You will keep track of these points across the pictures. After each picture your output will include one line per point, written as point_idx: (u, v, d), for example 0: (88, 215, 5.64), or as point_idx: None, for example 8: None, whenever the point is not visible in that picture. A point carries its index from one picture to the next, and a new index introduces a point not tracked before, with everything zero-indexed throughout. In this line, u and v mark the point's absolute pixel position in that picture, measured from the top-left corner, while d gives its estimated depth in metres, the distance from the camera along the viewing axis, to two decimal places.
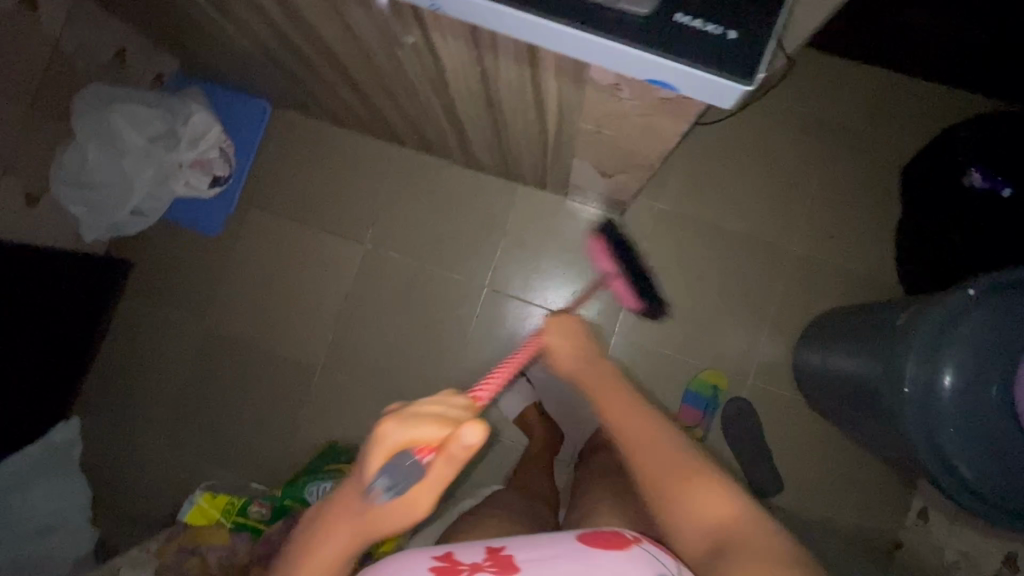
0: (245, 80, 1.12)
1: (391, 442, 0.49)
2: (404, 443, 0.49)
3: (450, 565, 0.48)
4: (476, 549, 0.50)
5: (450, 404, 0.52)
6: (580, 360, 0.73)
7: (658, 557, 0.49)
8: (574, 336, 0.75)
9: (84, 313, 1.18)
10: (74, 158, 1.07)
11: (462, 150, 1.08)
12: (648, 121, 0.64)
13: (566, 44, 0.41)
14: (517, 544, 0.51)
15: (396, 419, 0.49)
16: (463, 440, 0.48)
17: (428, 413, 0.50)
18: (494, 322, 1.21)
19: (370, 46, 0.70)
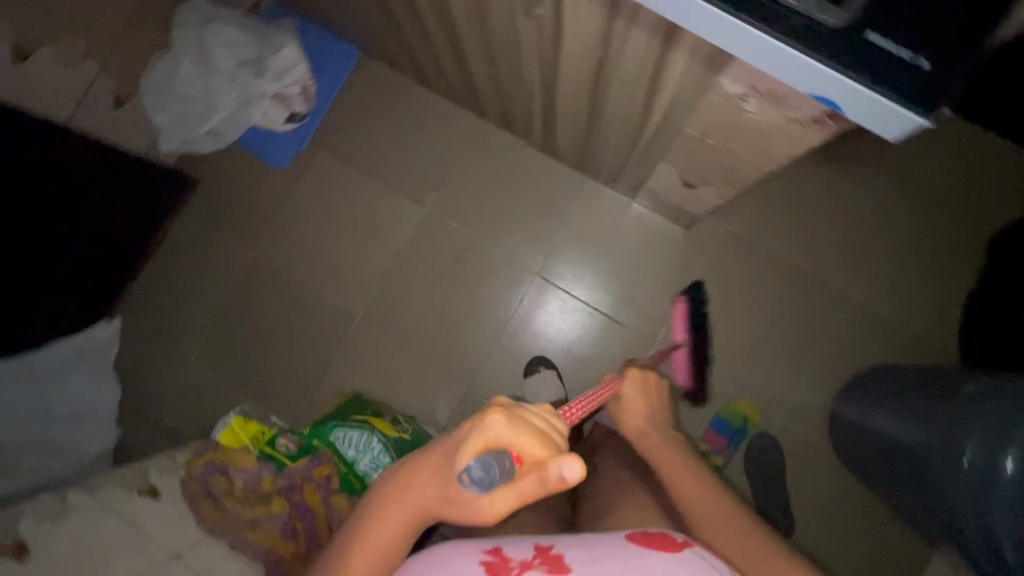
0: (342, 24, 1.13)
1: (497, 437, 0.50)
2: (504, 445, 0.50)
3: (500, 560, 0.49)
4: (524, 547, 0.52)
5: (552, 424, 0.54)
6: (648, 423, 0.76)
7: (703, 559, 0.50)
8: (649, 395, 0.79)
9: (144, 220, 1.20)
10: (162, 72, 1.09)
11: (543, 131, 1.06)
12: (765, 133, 0.62)
13: (737, 43, 0.39)
14: (565, 545, 0.52)
15: (502, 414, 0.51)
16: (563, 470, 0.48)
17: (535, 423, 0.52)
18: (526, 304, 1.21)
19: (491, 13, 0.69)
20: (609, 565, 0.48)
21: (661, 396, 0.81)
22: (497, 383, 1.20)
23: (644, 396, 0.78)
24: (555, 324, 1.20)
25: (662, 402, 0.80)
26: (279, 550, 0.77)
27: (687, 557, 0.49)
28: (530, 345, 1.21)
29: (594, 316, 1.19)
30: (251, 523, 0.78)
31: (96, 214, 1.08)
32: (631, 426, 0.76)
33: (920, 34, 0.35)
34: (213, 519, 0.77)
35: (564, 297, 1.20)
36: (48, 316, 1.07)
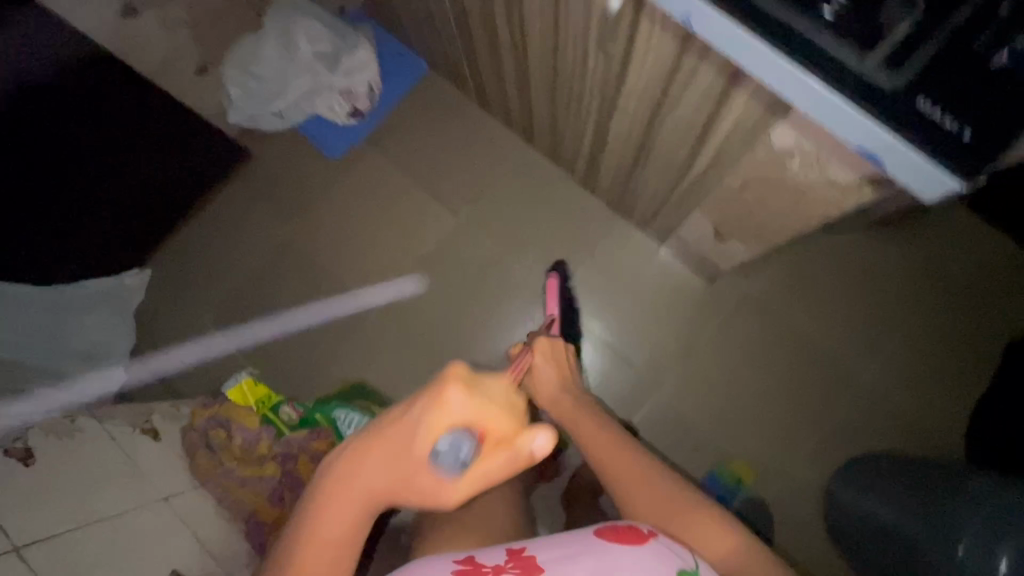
0: (418, 37, 1.21)
1: (465, 419, 0.56)
2: (474, 423, 0.56)
3: (472, 567, 0.50)
4: (497, 552, 0.53)
5: (516, 396, 0.60)
6: (561, 390, 0.80)
7: (670, 549, 0.51)
8: (560, 367, 0.83)
9: (194, 180, 1.23)
10: (246, 49, 1.16)
11: (587, 164, 1.11)
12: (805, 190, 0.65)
13: (801, 90, 0.43)
14: (538, 546, 0.52)
15: (473, 392, 0.57)
16: (532, 442, 0.57)
17: (500, 403, 0.58)
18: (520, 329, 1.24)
19: (564, 42, 0.75)
20: (580, 561, 0.48)
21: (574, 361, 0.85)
22: None
23: (554, 362, 0.82)
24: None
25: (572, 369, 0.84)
26: (262, 513, 0.78)
27: (653, 547, 0.50)
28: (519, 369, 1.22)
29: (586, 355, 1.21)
30: (242, 482, 0.79)
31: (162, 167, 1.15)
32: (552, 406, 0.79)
33: (971, 108, 0.38)
34: (205, 470, 0.79)
35: None
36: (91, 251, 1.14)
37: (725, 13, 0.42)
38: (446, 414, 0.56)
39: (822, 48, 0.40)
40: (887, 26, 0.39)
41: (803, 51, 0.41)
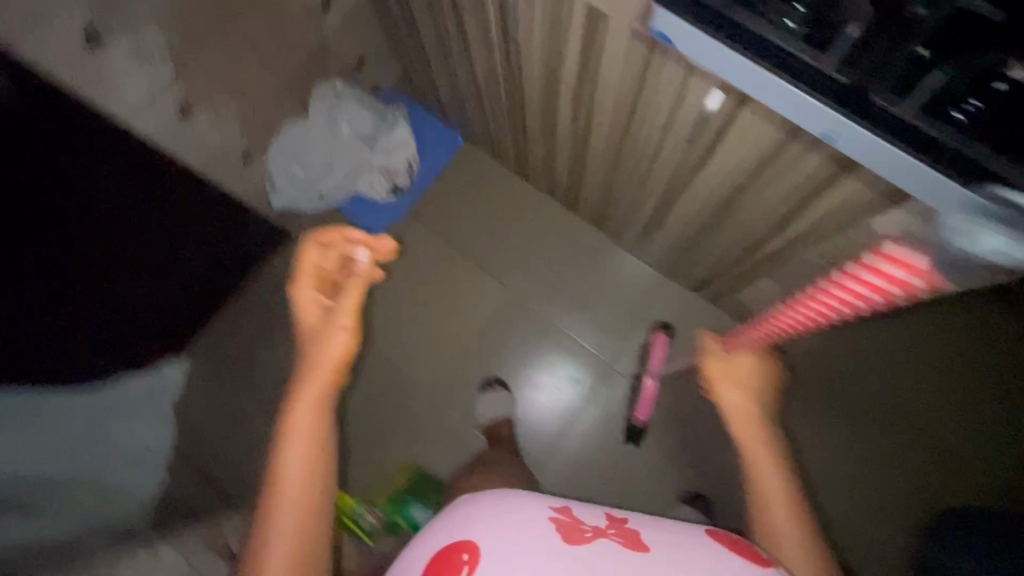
0: (460, 114, 1.23)
1: (308, 264, 0.80)
2: (310, 264, 0.80)
3: (572, 523, 0.52)
4: (597, 516, 0.55)
5: (328, 248, 0.82)
6: (746, 402, 0.69)
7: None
8: (753, 382, 0.71)
9: (237, 265, 1.24)
10: (290, 139, 1.17)
11: (638, 233, 1.12)
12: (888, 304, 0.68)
13: (938, 194, 0.46)
14: (641, 524, 0.54)
15: (313, 243, 0.81)
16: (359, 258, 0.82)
17: (327, 252, 0.82)
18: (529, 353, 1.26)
19: (641, 128, 0.77)
20: (693, 556, 0.50)
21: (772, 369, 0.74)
22: (562, 472, 1.21)
23: (750, 377, 0.71)
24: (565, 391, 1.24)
25: (765, 389, 0.71)
26: None
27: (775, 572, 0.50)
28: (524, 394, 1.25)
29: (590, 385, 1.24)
30: None
31: (206, 249, 1.13)
32: (736, 416, 0.67)
33: None
34: None
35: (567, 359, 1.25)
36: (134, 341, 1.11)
37: (881, 136, 0.44)
38: (302, 305, 0.78)
39: (983, 165, 0.42)
40: None
41: (961, 168, 0.43)
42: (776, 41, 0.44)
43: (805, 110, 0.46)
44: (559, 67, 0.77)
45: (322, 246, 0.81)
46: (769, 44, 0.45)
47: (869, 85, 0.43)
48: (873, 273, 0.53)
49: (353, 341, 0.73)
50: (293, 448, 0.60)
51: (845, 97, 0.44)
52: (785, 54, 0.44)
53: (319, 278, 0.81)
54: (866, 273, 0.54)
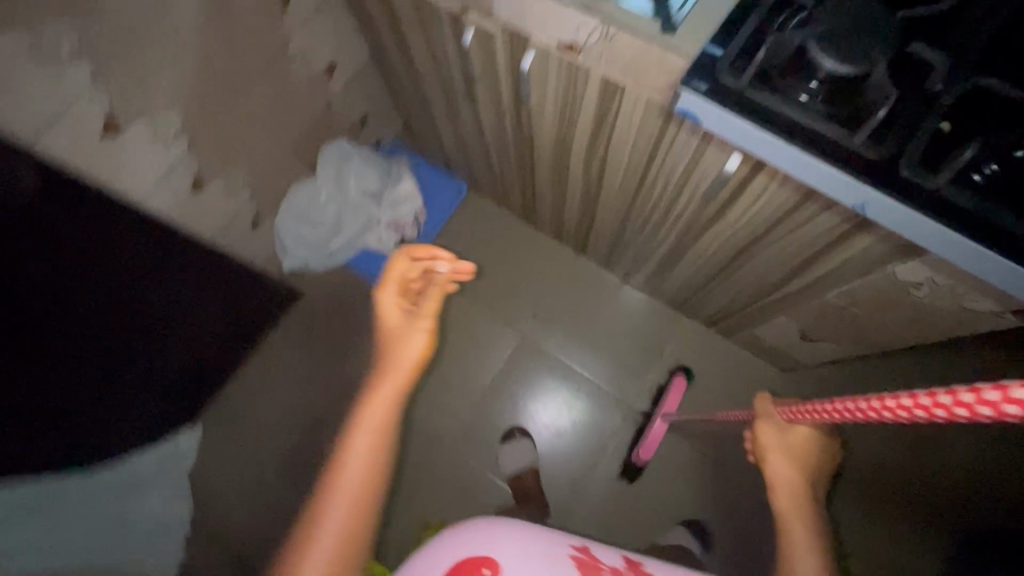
0: (464, 164, 1.26)
1: (394, 273, 0.83)
2: (396, 273, 0.84)
3: (591, 560, 0.54)
4: (616, 556, 0.57)
5: (413, 256, 0.85)
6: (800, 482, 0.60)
7: None
8: (807, 457, 0.61)
9: (248, 331, 1.22)
10: (300, 200, 1.18)
11: (650, 274, 1.13)
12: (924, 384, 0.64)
13: (978, 264, 0.46)
14: (657, 567, 0.58)
15: (405, 257, 0.84)
16: (441, 268, 0.85)
17: (415, 262, 0.85)
18: (534, 392, 1.26)
19: (653, 183, 0.79)
20: None
21: (834, 450, 0.64)
22: (591, 522, 1.19)
23: (806, 451, 0.61)
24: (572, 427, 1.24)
25: (820, 466, 0.62)
26: None
27: None
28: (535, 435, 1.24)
29: (602, 423, 1.24)
30: None
31: (214, 316, 1.09)
32: (783, 497, 0.60)
33: None
34: None
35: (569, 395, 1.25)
36: (138, 421, 1.07)
37: (915, 209, 0.44)
38: (386, 308, 0.81)
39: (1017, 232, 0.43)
40: None
41: (1000, 240, 0.43)
42: (801, 122, 0.47)
43: (834, 183, 0.47)
44: (570, 129, 0.79)
45: (412, 258, 0.84)
46: (794, 124, 0.47)
47: (895, 161, 0.45)
48: (960, 391, 0.30)
49: (426, 350, 0.76)
50: (352, 453, 0.63)
51: (876, 172, 0.45)
52: (817, 135, 0.46)
53: (404, 285, 0.85)
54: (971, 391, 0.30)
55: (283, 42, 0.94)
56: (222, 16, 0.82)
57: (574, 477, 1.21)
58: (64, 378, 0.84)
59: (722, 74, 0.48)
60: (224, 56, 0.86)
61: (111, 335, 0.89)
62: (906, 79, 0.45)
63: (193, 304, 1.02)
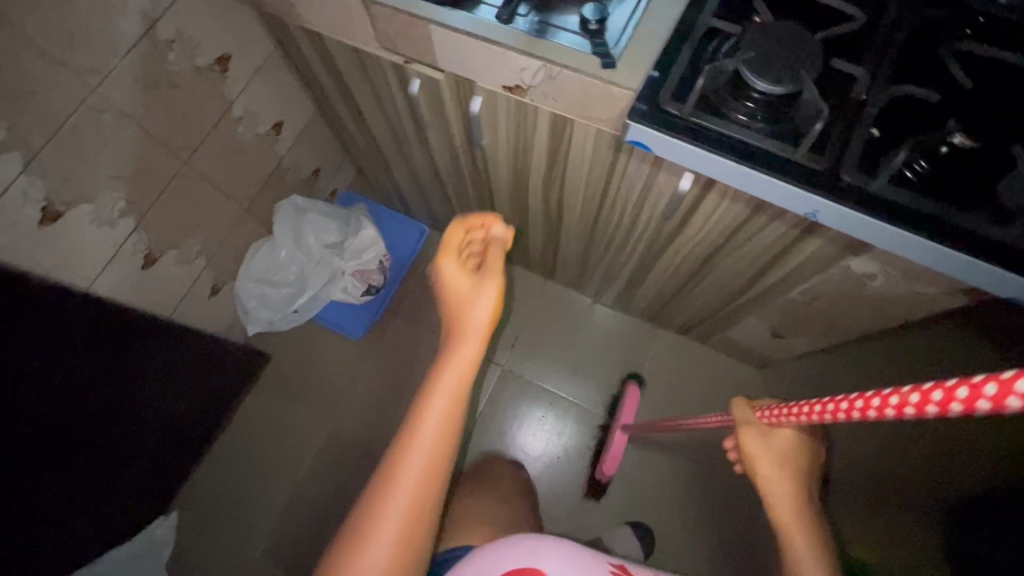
0: (423, 205, 1.26)
1: (447, 241, 0.70)
2: (449, 241, 0.70)
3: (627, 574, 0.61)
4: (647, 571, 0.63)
5: (467, 220, 0.71)
6: (788, 488, 0.60)
7: None
8: (791, 461, 0.61)
9: (220, 398, 1.16)
10: (259, 262, 1.15)
11: (621, 291, 1.14)
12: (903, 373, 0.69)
13: (926, 258, 0.48)
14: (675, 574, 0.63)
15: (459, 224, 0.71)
16: (498, 231, 0.71)
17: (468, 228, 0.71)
18: (521, 421, 1.24)
19: (611, 207, 0.81)
20: None
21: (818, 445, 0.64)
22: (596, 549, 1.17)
23: (787, 457, 0.61)
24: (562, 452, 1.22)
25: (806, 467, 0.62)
26: None
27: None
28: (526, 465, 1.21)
29: (589, 443, 1.22)
30: None
31: (181, 394, 1.03)
32: (783, 509, 0.60)
33: None
34: None
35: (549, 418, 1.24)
36: (100, 516, 0.97)
37: (857, 210, 0.46)
38: (445, 281, 0.68)
39: (953, 223, 0.45)
40: (1003, 201, 0.45)
41: (942, 232, 0.45)
42: (744, 141, 0.49)
43: (782, 194, 0.49)
44: (524, 164, 0.81)
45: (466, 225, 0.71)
46: (738, 143, 0.49)
47: (834, 170, 0.47)
48: (981, 383, 0.29)
49: (493, 319, 0.63)
50: (426, 425, 0.56)
51: (819, 181, 0.47)
52: (760, 153, 0.48)
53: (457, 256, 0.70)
54: (982, 385, 0.29)
55: (226, 105, 0.93)
56: (159, 87, 0.80)
57: (573, 502, 1.19)
58: (29, 459, 0.77)
59: (663, 103, 0.50)
60: (164, 127, 0.84)
61: (74, 424, 0.83)
62: (830, 94, 0.49)
63: (162, 370, 0.97)
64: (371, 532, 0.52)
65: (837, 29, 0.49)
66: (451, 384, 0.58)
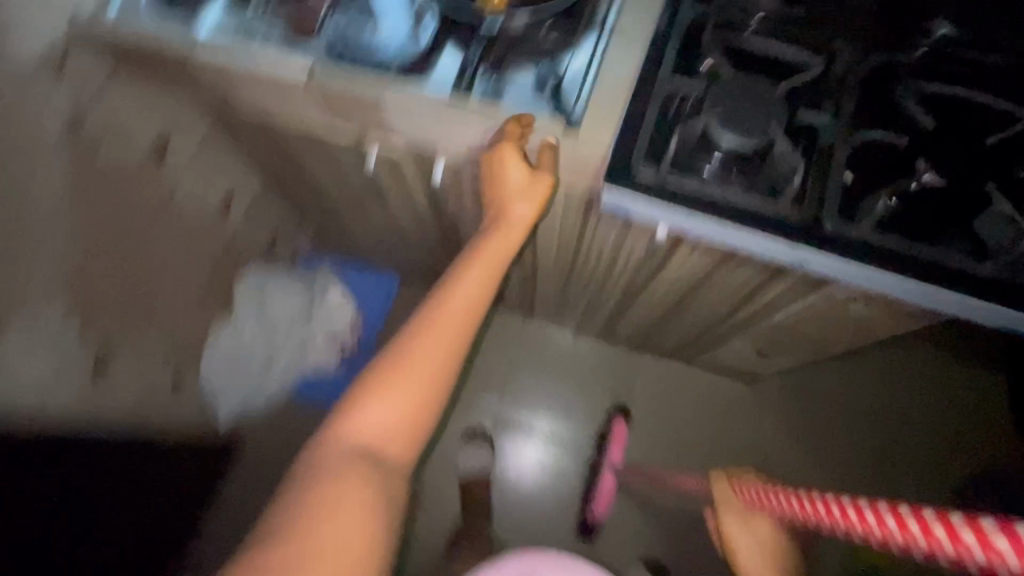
0: (392, 260, 1.22)
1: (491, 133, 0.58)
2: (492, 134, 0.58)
3: None
4: None
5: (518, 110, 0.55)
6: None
7: None
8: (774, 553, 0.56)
9: (185, 493, 1.09)
10: (222, 344, 1.08)
11: (603, 326, 1.13)
12: None
13: (912, 294, 0.47)
14: None
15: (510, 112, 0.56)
16: (549, 119, 0.54)
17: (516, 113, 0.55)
18: (516, 470, 1.21)
19: (585, 256, 0.80)
20: None
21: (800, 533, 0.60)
22: None
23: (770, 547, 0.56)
24: (560, 498, 1.20)
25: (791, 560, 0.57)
26: None
27: None
28: (527, 513, 1.19)
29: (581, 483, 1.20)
30: None
31: (139, 499, 0.96)
32: None
33: None
34: None
35: (542, 461, 1.22)
36: None
37: (842, 258, 0.46)
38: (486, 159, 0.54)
39: (943, 263, 0.45)
40: (987, 238, 0.45)
41: (928, 272, 0.45)
42: (723, 199, 0.48)
43: (766, 248, 0.48)
44: None
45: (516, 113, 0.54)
46: (717, 202, 0.48)
47: (814, 220, 0.47)
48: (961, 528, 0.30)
49: (532, 220, 0.54)
50: (443, 319, 0.50)
51: (801, 232, 0.46)
52: (740, 209, 0.48)
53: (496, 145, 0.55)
54: (963, 530, 0.30)
55: (169, 192, 0.87)
56: (92, 186, 0.75)
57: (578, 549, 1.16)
58: None
59: (636, 170, 0.49)
60: (103, 228, 0.78)
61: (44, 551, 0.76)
62: (799, 143, 0.48)
63: (114, 482, 0.89)
64: (379, 397, 0.48)
65: (796, 78, 0.50)
66: (497, 244, 0.54)
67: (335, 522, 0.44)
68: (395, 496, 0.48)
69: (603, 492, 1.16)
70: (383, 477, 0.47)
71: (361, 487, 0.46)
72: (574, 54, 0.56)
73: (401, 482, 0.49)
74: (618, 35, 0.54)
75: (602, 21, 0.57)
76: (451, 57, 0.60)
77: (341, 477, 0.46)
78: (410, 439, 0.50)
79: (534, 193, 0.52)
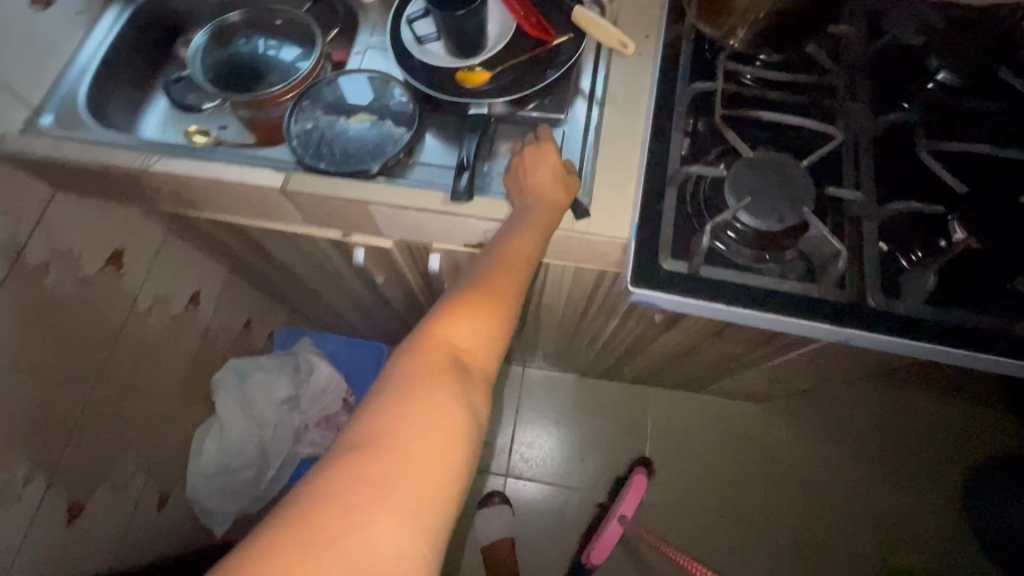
0: (378, 328, 1.15)
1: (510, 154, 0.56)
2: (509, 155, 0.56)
3: None
4: None
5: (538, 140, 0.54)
6: None
7: None
8: None
9: None
10: (209, 448, 0.99)
11: (608, 369, 1.09)
12: None
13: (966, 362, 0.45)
14: None
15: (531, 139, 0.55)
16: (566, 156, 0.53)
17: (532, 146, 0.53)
18: (537, 528, 1.15)
19: (592, 319, 0.75)
20: None
21: None
22: None
23: None
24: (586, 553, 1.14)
25: None
26: None
27: None
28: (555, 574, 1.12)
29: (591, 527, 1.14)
30: None
31: None
32: None
33: None
34: None
35: (563, 513, 1.16)
36: None
37: (894, 337, 0.43)
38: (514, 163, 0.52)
39: (996, 331, 0.43)
40: None
41: (983, 346, 0.43)
42: (761, 285, 0.45)
43: (814, 331, 0.45)
44: None
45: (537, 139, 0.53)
46: (756, 289, 0.45)
47: (858, 299, 0.44)
48: None
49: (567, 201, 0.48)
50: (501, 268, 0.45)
51: (848, 313, 0.44)
52: (780, 294, 0.45)
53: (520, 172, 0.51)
54: None
55: (129, 301, 0.78)
56: (40, 318, 0.66)
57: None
58: None
59: (664, 266, 0.46)
60: (57, 359, 0.69)
61: None
62: (826, 218, 0.47)
63: None
64: (431, 353, 0.41)
65: (818, 152, 0.48)
66: (537, 214, 0.48)
67: (407, 456, 0.36)
68: (482, 413, 0.41)
69: (603, 541, 1.07)
70: (467, 391, 0.40)
71: (446, 402, 0.39)
72: (567, 129, 0.56)
73: (489, 399, 0.42)
74: (612, 110, 0.54)
75: (589, 91, 0.57)
76: (435, 142, 0.58)
77: (415, 401, 0.38)
78: (491, 357, 0.43)
79: (568, 188, 0.49)
